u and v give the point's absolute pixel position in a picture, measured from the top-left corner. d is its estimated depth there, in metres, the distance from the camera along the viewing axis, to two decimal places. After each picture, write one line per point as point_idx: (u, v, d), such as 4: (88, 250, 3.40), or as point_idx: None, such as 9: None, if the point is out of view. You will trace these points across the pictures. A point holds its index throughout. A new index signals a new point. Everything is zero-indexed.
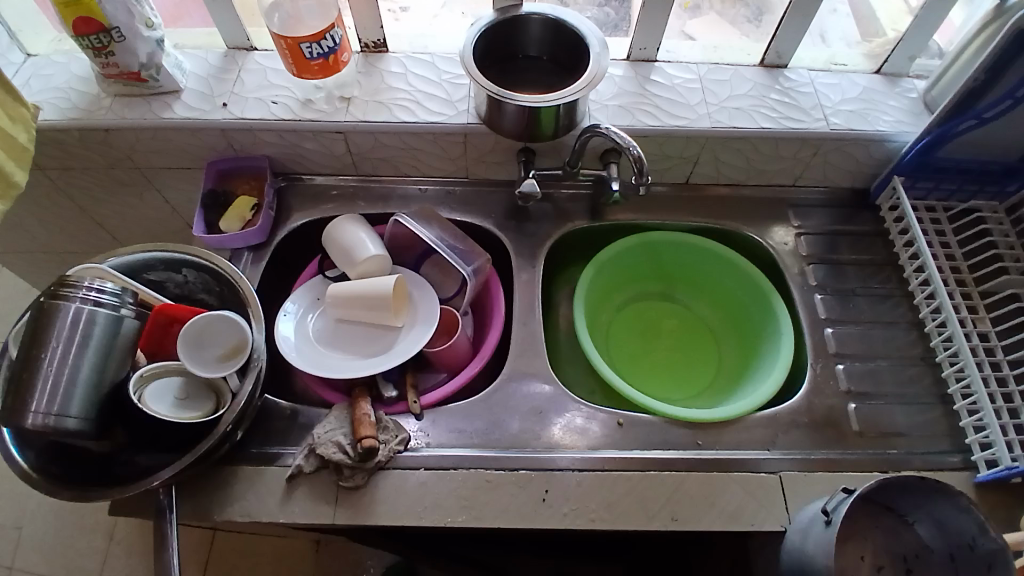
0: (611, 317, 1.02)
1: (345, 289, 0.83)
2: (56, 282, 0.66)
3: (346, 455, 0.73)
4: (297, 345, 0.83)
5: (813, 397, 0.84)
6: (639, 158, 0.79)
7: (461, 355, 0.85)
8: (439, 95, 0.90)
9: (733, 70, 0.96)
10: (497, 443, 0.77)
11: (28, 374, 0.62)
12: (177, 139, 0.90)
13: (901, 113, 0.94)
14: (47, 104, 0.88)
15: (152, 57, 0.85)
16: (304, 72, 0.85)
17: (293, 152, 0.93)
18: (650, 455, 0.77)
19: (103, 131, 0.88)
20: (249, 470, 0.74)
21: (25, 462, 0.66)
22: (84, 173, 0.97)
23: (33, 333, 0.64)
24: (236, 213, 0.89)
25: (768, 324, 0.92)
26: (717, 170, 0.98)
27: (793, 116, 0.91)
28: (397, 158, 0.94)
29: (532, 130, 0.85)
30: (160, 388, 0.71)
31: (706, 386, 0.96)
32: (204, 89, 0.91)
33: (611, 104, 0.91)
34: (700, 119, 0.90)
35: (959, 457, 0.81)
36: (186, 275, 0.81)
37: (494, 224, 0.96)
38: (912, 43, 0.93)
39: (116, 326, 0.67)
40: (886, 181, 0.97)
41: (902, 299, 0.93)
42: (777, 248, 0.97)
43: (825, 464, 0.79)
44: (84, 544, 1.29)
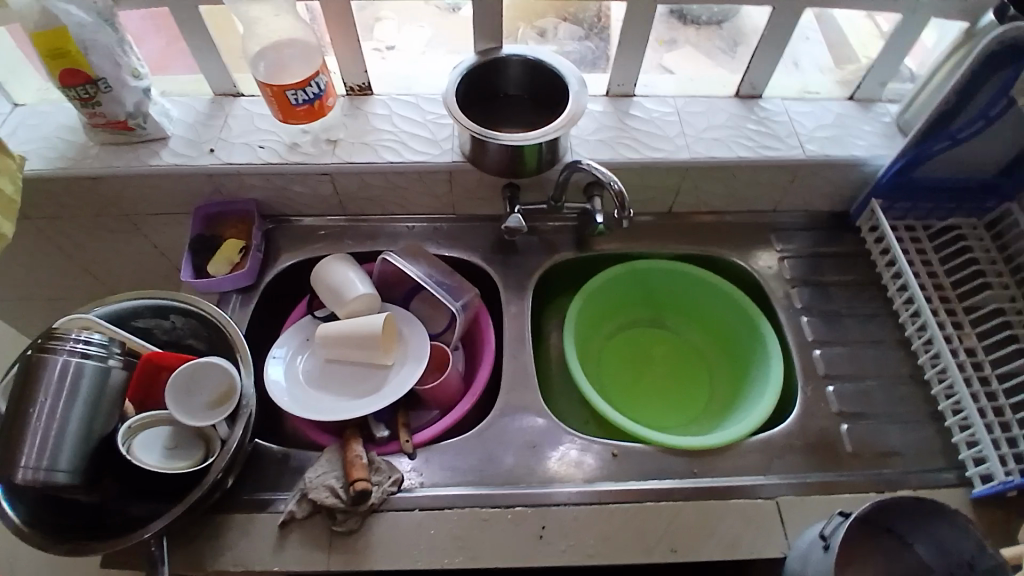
0: (601, 347, 1.02)
1: (333, 329, 0.83)
2: (43, 335, 0.66)
3: (339, 499, 0.72)
4: (287, 389, 0.82)
5: (806, 420, 0.84)
6: (620, 194, 0.82)
7: (453, 391, 0.85)
8: (423, 135, 0.92)
9: (709, 102, 0.99)
10: (492, 480, 0.76)
11: (18, 429, 0.62)
12: (164, 185, 0.91)
13: (875, 137, 0.96)
14: (34, 153, 0.89)
15: (138, 106, 0.86)
16: (290, 118, 0.87)
17: (281, 194, 0.94)
18: (647, 486, 0.76)
19: (90, 179, 0.89)
20: (241, 518, 0.73)
21: (18, 516, 0.65)
22: (71, 220, 0.97)
23: (22, 387, 0.63)
24: (225, 256, 0.90)
25: (758, 349, 0.93)
26: (700, 199, 1.00)
27: (769, 144, 0.94)
28: (384, 197, 0.95)
29: (516, 167, 0.86)
30: (149, 438, 0.70)
31: (700, 413, 0.96)
32: (191, 135, 0.92)
33: (593, 139, 0.93)
34: (679, 150, 0.92)
35: (954, 474, 0.81)
36: (174, 321, 0.81)
37: (483, 258, 0.97)
38: (881, 70, 0.96)
39: (104, 377, 0.67)
40: (865, 203, 0.99)
41: (888, 318, 0.94)
42: (762, 272, 0.98)
43: (822, 487, 0.79)
44: None
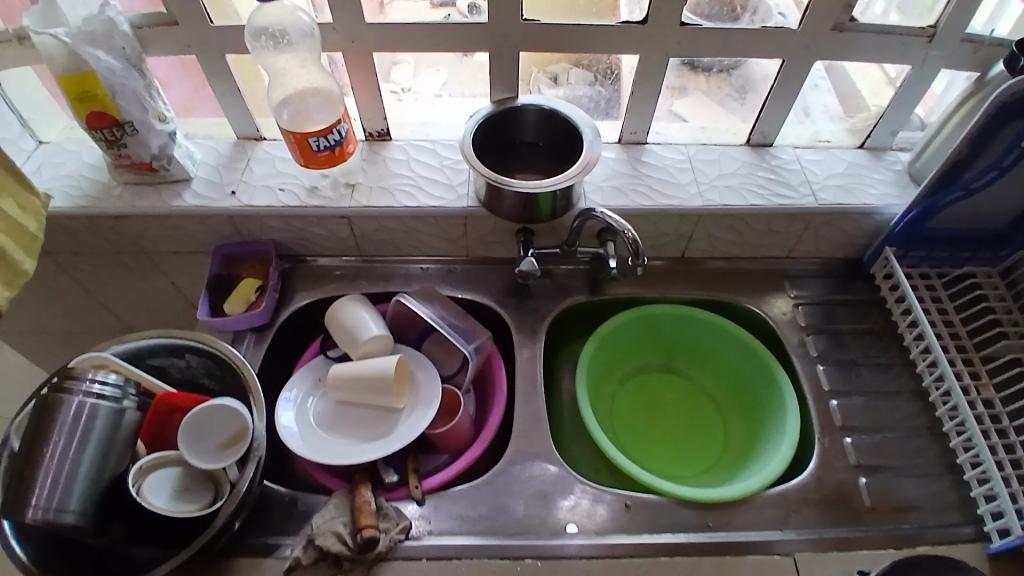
0: (613, 392, 1.01)
1: (346, 371, 0.83)
2: (60, 374, 0.67)
3: (345, 546, 0.71)
4: (298, 433, 0.82)
5: (823, 472, 0.82)
6: (635, 241, 0.82)
7: (463, 435, 0.84)
8: (439, 180, 0.94)
9: (721, 150, 1.00)
10: (502, 530, 0.75)
11: (29, 469, 0.62)
12: (185, 225, 0.93)
13: (887, 186, 0.97)
14: (59, 192, 0.92)
15: (164, 148, 0.89)
16: (311, 163, 0.89)
17: (299, 235, 0.95)
18: (660, 539, 0.75)
19: (114, 218, 0.91)
20: (245, 564, 0.72)
21: (25, 555, 0.64)
22: (93, 258, 0.99)
23: (36, 426, 0.64)
24: (240, 296, 0.91)
25: (774, 398, 0.92)
26: (712, 245, 1.00)
27: (781, 192, 0.94)
28: (399, 239, 0.96)
29: (530, 213, 0.88)
30: (158, 479, 0.70)
31: (714, 463, 0.94)
32: (214, 178, 0.94)
33: (606, 185, 0.95)
34: (691, 197, 0.93)
35: (974, 529, 0.78)
36: (188, 360, 0.82)
37: (495, 301, 0.97)
38: (892, 120, 0.98)
39: (118, 418, 0.67)
40: (878, 251, 0.99)
41: (904, 368, 0.93)
42: (775, 319, 0.98)
43: (840, 543, 0.76)
44: None
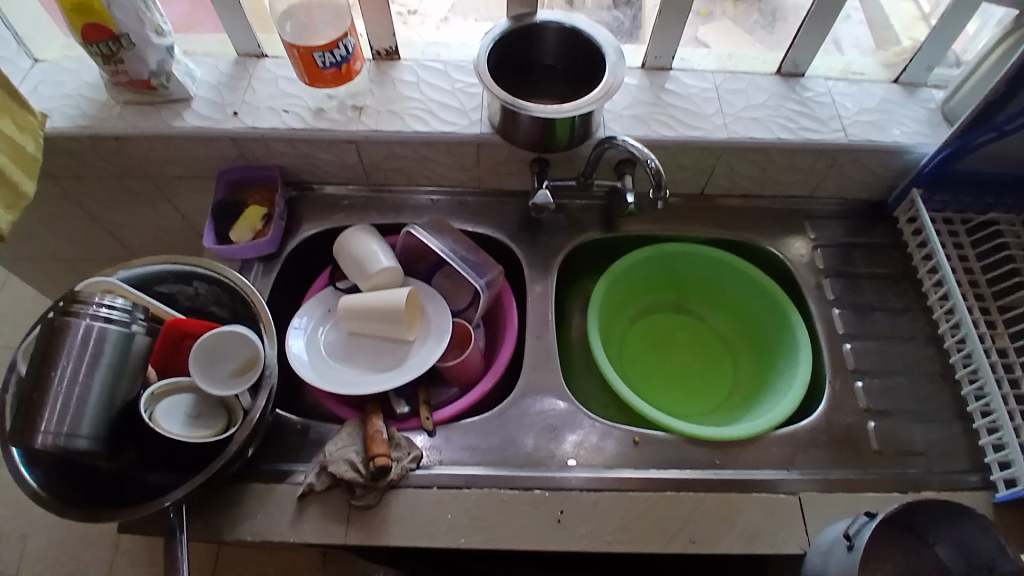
0: (623, 330, 1.01)
1: (357, 302, 0.82)
2: (66, 298, 0.66)
3: (358, 473, 0.72)
4: (309, 361, 0.82)
5: (831, 414, 0.83)
6: (657, 172, 0.78)
7: (474, 369, 0.84)
8: (452, 105, 0.89)
9: (749, 79, 0.95)
10: (511, 462, 0.76)
11: (38, 393, 0.61)
12: (187, 149, 0.89)
13: (920, 125, 0.92)
14: (56, 112, 0.87)
15: (162, 65, 0.84)
16: (316, 82, 0.84)
17: (305, 161, 0.92)
18: (667, 475, 0.76)
19: (114, 140, 0.87)
20: (261, 488, 0.73)
21: (36, 482, 0.65)
22: (94, 181, 0.96)
23: (44, 350, 0.63)
24: (247, 224, 0.88)
25: (786, 339, 0.91)
26: (733, 182, 0.96)
27: (810, 126, 0.90)
28: (409, 168, 0.93)
29: (546, 140, 0.84)
30: (172, 404, 0.70)
31: (721, 402, 0.94)
32: (215, 97, 0.90)
33: (626, 115, 0.90)
34: (716, 129, 0.89)
35: (978, 476, 0.79)
36: (197, 288, 0.80)
37: (507, 235, 0.95)
38: (929, 54, 0.92)
39: (127, 343, 0.67)
40: (904, 193, 0.96)
41: (920, 313, 0.91)
42: (793, 261, 0.96)
43: (845, 483, 0.77)
44: (91, 552, 1.28)
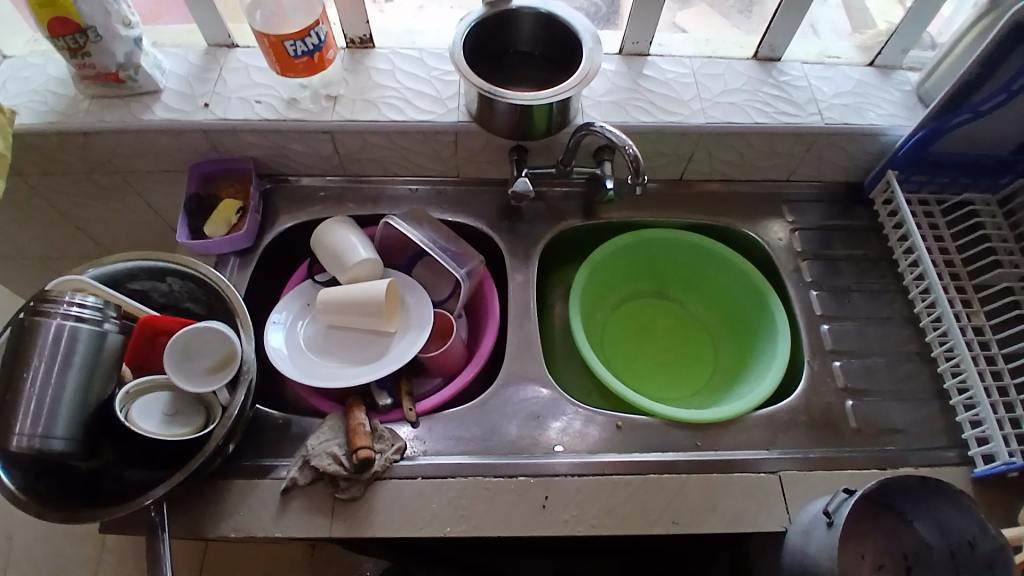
0: (605, 318, 1.01)
1: (335, 294, 0.81)
2: (35, 298, 0.64)
3: (342, 466, 0.72)
4: (288, 356, 0.81)
5: (811, 395, 0.84)
6: (636, 158, 0.78)
7: (456, 359, 0.84)
8: (428, 93, 0.88)
9: (727, 64, 0.95)
10: (495, 450, 0.76)
11: (11, 395, 0.60)
12: (158, 142, 0.87)
13: (895, 107, 0.92)
14: (24, 107, 0.85)
15: (130, 57, 0.82)
16: (288, 72, 0.83)
17: (280, 153, 0.90)
18: (650, 459, 0.76)
19: (82, 135, 0.85)
20: (242, 484, 0.72)
21: (12, 483, 0.63)
22: (63, 178, 0.93)
23: (15, 351, 0.61)
24: (221, 217, 0.87)
25: (765, 322, 0.91)
26: (711, 166, 0.97)
27: (787, 110, 0.90)
28: (386, 158, 0.92)
29: (524, 128, 0.83)
30: (148, 404, 0.69)
31: (702, 386, 0.95)
32: (185, 89, 0.88)
33: (605, 100, 0.90)
34: (695, 115, 0.89)
35: (956, 452, 0.81)
36: (171, 284, 0.79)
37: (487, 224, 0.94)
38: (904, 37, 0.92)
39: (100, 341, 0.65)
40: (880, 175, 0.96)
41: (897, 294, 0.93)
42: (773, 245, 0.96)
43: (825, 462, 0.78)
44: (75, 553, 1.26)
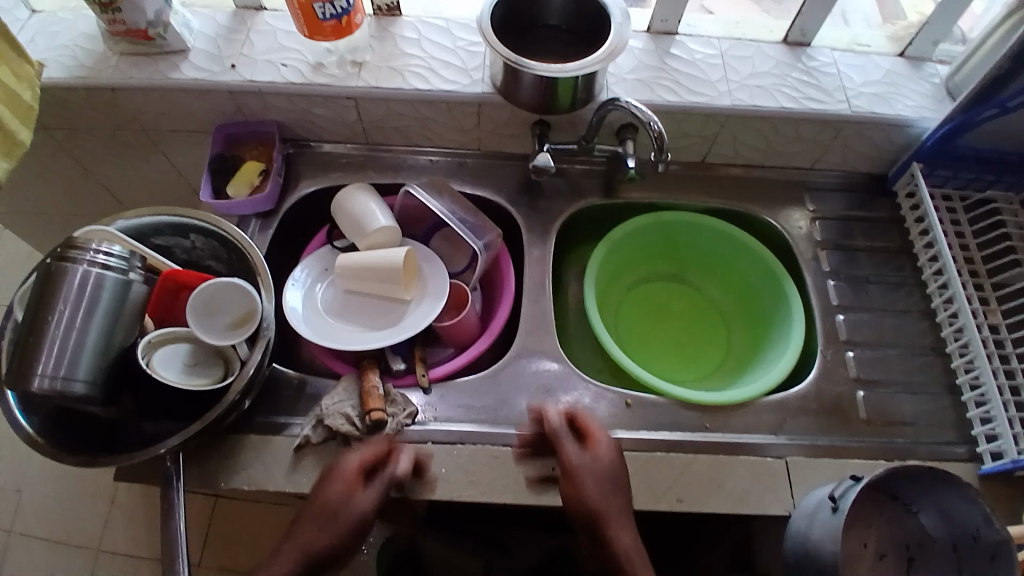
0: (620, 298, 1.01)
1: (355, 260, 0.82)
2: (64, 244, 0.65)
3: (354, 427, 0.73)
4: (304, 316, 0.82)
5: (822, 383, 0.84)
6: (660, 135, 0.77)
7: (471, 331, 0.85)
8: (453, 63, 0.88)
9: (756, 47, 0.94)
10: (505, 420, 0.77)
11: (35, 337, 0.61)
12: (184, 101, 0.88)
13: (925, 99, 0.91)
14: (53, 62, 0.86)
15: (160, 14, 0.82)
16: (315, 34, 0.83)
17: (304, 117, 0.91)
18: (658, 436, 0.77)
19: (109, 91, 0.86)
20: (256, 440, 0.74)
21: (30, 427, 0.65)
22: (89, 134, 0.94)
23: (41, 294, 0.63)
24: (244, 178, 0.87)
25: (781, 309, 0.91)
26: (735, 151, 0.96)
27: (815, 96, 0.89)
28: (408, 127, 0.92)
29: (549, 101, 0.83)
30: (169, 354, 0.71)
31: (714, 369, 0.95)
32: (212, 49, 0.88)
33: (630, 78, 0.89)
34: (721, 96, 0.88)
35: (964, 448, 0.81)
36: (194, 241, 0.80)
37: (506, 198, 0.94)
38: (936, 28, 0.90)
39: (125, 290, 0.66)
40: (905, 167, 0.95)
41: (915, 288, 0.92)
42: (792, 233, 0.96)
43: (831, 450, 0.78)
44: (86, 507, 1.30)
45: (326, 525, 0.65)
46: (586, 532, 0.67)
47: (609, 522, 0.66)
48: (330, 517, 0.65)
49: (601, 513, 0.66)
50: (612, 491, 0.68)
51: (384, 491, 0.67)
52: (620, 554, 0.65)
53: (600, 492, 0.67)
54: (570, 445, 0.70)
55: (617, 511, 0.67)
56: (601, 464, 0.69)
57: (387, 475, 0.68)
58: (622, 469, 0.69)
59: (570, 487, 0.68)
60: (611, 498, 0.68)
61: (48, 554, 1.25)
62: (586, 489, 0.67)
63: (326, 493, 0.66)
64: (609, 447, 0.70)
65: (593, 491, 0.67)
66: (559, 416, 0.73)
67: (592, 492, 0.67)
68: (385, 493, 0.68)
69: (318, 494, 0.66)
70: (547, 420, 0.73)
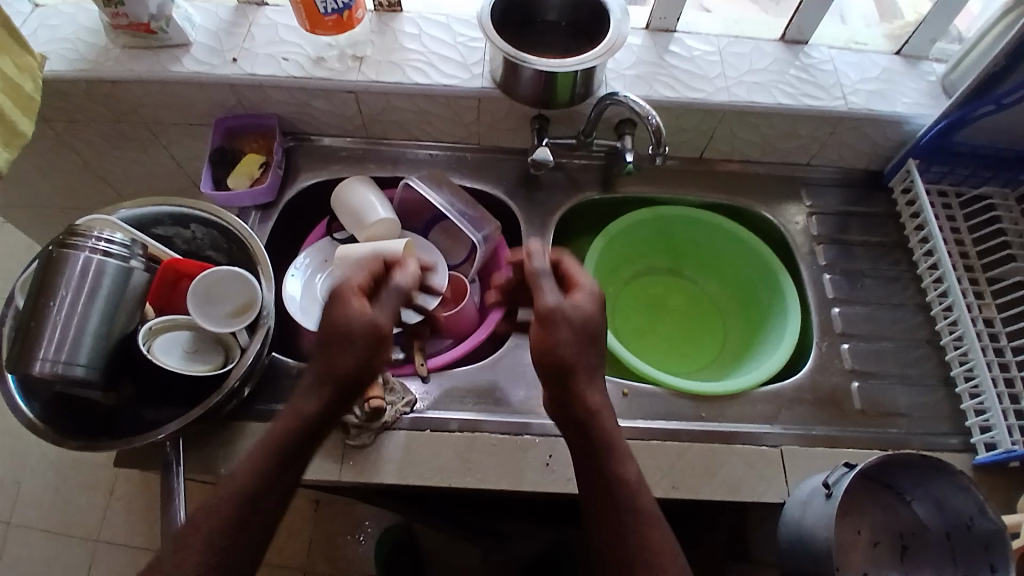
0: (617, 292, 1.02)
1: (353, 251, 0.82)
2: (65, 231, 0.66)
3: (353, 414, 0.73)
4: (303, 305, 0.84)
5: (817, 374, 0.84)
6: (659, 129, 0.78)
7: (469, 322, 0.86)
8: (453, 58, 0.89)
9: (754, 44, 0.95)
10: (503, 409, 0.77)
11: (36, 322, 0.62)
12: (185, 94, 0.88)
13: (920, 95, 0.92)
14: (55, 54, 0.86)
15: (162, 8, 0.83)
16: (316, 29, 0.84)
17: (304, 111, 0.91)
18: (654, 426, 0.78)
19: (111, 83, 0.87)
20: (255, 427, 0.74)
21: (31, 412, 0.66)
22: (90, 126, 0.95)
23: (42, 280, 0.63)
24: (244, 171, 0.88)
25: (777, 302, 0.92)
26: (732, 146, 0.97)
27: (811, 92, 0.90)
28: (407, 121, 0.93)
29: (548, 96, 0.84)
30: (169, 342, 0.71)
31: (709, 361, 0.96)
32: (214, 43, 0.89)
33: (629, 74, 0.90)
34: (718, 92, 0.89)
35: (959, 440, 0.81)
36: (195, 231, 0.81)
37: (504, 191, 0.95)
38: (932, 26, 0.91)
39: (126, 277, 0.67)
40: (901, 163, 0.96)
41: (910, 282, 0.93)
42: (789, 227, 0.96)
43: (826, 440, 0.79)
44: (84, 500, 1.30)
45: (348, 342, 0.61)
46: (553, 382, 0.61)
47: (577, 373, 0.60)
48: (346, 332, 0.62)
49: (571, 363, 0.60)
50: (585, 346, 0.62)
51: (395, 304, 0.66)
52: (586, 411, 0.60)
53: (572, 341, 0.61)
54: (548, 287, 0.65)
55: (587, 365, 0.61)
56: (580, 312, 0.62)
57: (395, 290, 0.67)
58: (600, 326, 0.63)
59: (540, 330, 0.62)
60: (581, 351, 0.61)
61: (46, 546, 1.26)
62: (556, 337, 0.61)
63: (335, 315, 0.63)
64: (591, 295, 0.64)
65: (563, 340, 0.61)
66: (543, 256, 0.68)
67: (562, 341, 0.60)
68: (400, 301, 0.67)
69: (328, 317, 0.64)
70: (531, 258, 0.68)
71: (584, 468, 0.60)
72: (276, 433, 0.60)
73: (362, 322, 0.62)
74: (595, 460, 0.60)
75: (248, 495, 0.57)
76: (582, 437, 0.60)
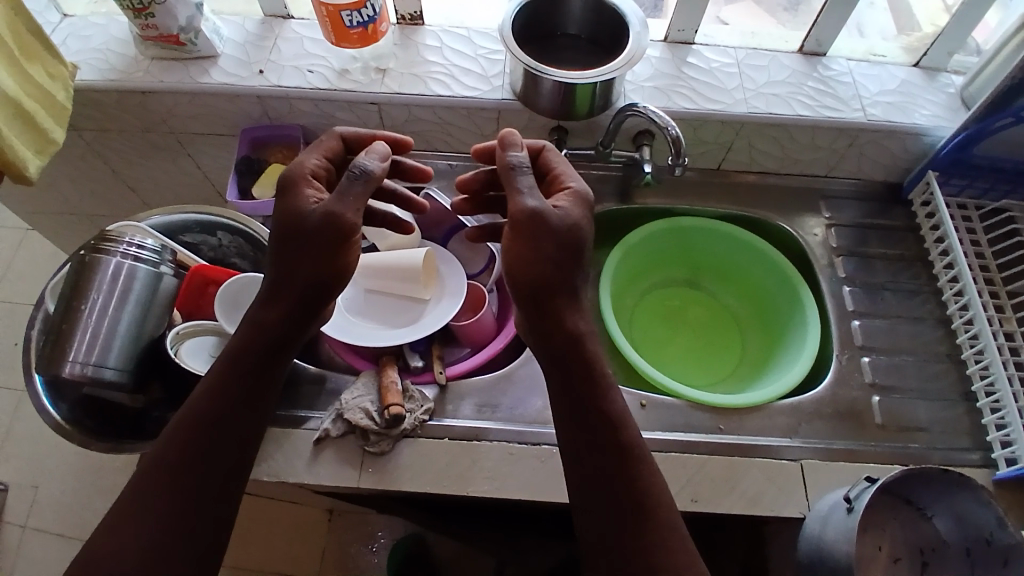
0: (634, 304, 1.02)
1: (376, 259, 0.85)
2: (97, 236, 0.68)
3: (373, 420, 0.74)
4: None
5: (836, 388, 0.84)
6: (677, 140, 0.79)
7: (487, 331, 0.85)
8: (475, 70, 0.91)
9: (772, 56, 0.95)
10: (522, 419, 0.78)
11: (69, 324, 0.64)
12: (213, 105, 0.91)
13: (939, 108, 0.92)
14: (86, 65, 0.89)
15: (191, 20, 0.85)
16: (342, 42, 0.86)
17: (328, 122, 0.93)
18: (673, 437, 0.78)
19: (141, 94, 0.89)
20: (277, 432, 0.75)
21: (58, 414, 0.67)
22: (120, 136, 0.98)
23: (75, 284, 0.65)
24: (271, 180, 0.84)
25: (796, 314, 0.92)
26: (751, 158, 0.97)
27: (830, 104, 0.90)
28: (429, 132, 0.94)
29: (567, 109, 0.85)
30: (196, 346, 0.72)
31: (727, 374, 0.96)
32: (241, 55, 0.91)
33: (648, 86, 0.91)
34: (736, 104, 0.89)
35: (979, 455, 0.80)
36: (221, 239, 0.83)
37: None
38: (951, 38, 0.91)
39: (155, 282, 0.69)
40: (920, 175, 0.95)
41: (930, 295, 0.92)
42: (808, 240, 0.96)
43: (846, 454, 0.78)
44: (100, 504, 1.32)
45: (307, 240, 0.60)
46: (533, 302, 0.60)
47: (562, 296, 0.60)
48: (311, 234, 0.60)
49: (552, 281, 0.59)
50: (566, 262, 0.60)
51: (365, 193, 0.61)
52: (569, 335, 0.60)
53: (551, 257, 0.59)
54: (528, 185, 0.60)
55: (568, 285, 0.61)
56: (563, 222, 0.60)
57: (362, 177, 0.60)
58: (582, 239, 0.60)
59: (517, 237, 0.59)
60: (562, 272, 0.60)
61: (63, 549, 1.27)
62: (535, 246, 0.58)
63: (299, 207, 0.61)
64: (573, 203, 0.62)
65: (541, 253, 0.58)
66: (520, 148, 0.63)
67: (538, 255, 0.58)
68: (364, 185, 0.60)
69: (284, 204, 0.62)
70: (507, 150, 0.62)
71: (566, 398, 0.60)
72: (240, 347, 0.61)
73: (324, 217, 0.59)
74: (578, 394, 0.60)
75: (219, 410, 0.59)
76: (563, 364, 0.60)
